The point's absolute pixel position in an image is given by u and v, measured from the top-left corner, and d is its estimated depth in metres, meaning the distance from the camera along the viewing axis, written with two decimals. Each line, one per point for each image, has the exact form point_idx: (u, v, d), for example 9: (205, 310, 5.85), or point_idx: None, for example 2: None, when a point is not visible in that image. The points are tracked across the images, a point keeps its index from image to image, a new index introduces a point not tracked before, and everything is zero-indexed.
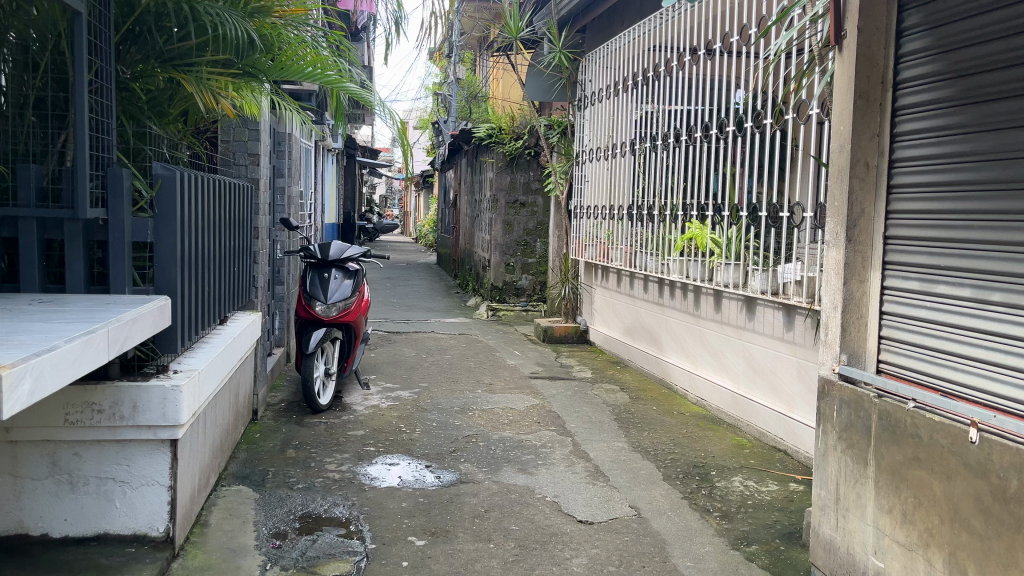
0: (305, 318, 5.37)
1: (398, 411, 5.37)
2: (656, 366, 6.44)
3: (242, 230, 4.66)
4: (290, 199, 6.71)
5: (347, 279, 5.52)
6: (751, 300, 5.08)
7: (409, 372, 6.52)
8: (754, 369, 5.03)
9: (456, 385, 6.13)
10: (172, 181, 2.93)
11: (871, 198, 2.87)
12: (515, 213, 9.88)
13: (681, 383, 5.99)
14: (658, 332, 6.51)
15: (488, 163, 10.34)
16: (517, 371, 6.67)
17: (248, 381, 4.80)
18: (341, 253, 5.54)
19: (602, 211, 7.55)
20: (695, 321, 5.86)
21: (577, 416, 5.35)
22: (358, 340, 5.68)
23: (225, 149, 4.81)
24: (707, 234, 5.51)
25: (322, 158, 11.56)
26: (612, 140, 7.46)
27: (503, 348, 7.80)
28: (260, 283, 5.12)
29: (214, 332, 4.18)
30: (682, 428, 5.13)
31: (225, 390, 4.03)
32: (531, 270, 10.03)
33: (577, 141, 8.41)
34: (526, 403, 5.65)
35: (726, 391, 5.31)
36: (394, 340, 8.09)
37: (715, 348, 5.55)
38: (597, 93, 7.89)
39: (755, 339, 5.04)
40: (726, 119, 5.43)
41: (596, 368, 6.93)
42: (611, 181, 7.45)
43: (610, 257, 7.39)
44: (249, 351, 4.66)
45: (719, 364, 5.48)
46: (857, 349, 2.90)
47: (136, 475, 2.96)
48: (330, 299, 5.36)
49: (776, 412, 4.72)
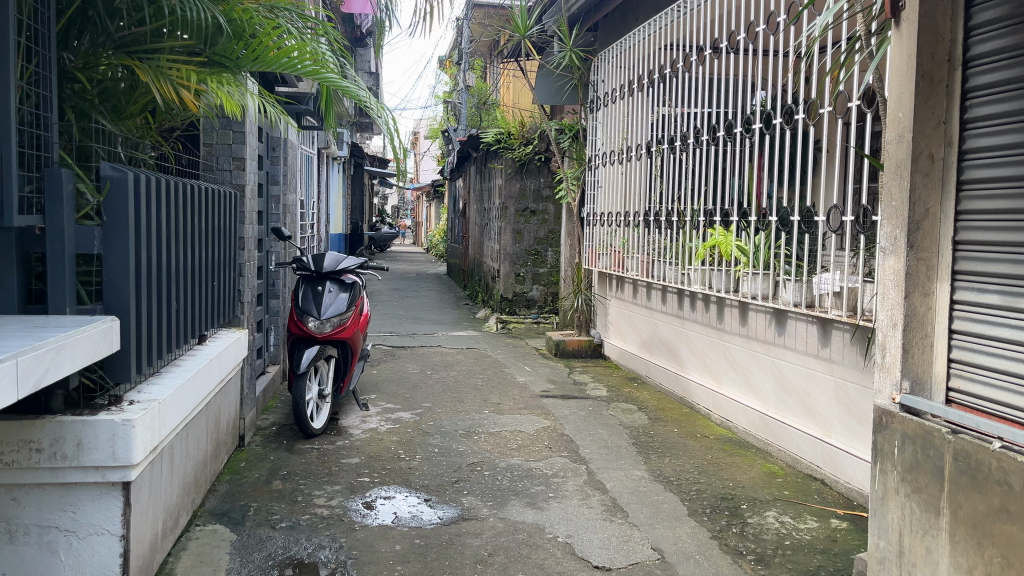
0: (297, 334, 4.98)
1: (398, 435, 4.96)
2: (676, 383, 6.00)
3: (223, 240, 4.28)
4: (286, 208, 6.33)
5: (343, 293, 5.12)
6: (781, 313, 4.65)
7: (412, 392, 6.12)
8: (785, 389, 4.59)
9: (461, 406, 5.72)
10: (125, 183, 2.54)
11: (937, 196, 2.49)
12: (525, 221, 9.50)
13: (703, 402, 5.55)
14: (678, 347, 6.07)
15: (497, 169, 9.95)
16: (527, 390, 6.24)
17: (233, 405, 4.42)
18: (336, 263, 5.14)
19: (617, 219, 7.14)
20: (718, 336, 5.43)
21: (592, 440, 4.93)
22: (355, 358, 5.28)
23: (207, 153, 4.45)
24: (732, 241, 5.05)
25: (325, 167, 11.22)
26: (626, 143, 7.04)
27: (512, 363, 7.38)
28: (247, 298, 4.73)
29: (189, 352, 3.81)
30: (707, 453, 4.69)
31: (200, 417, 3.65)
32: (542, 280, 9.62)
33: (590, 145, 8.00)
34: (536, 425, 5.22)
35: (754, 412, 4.87)
36: (398, 355, 7.70)
37: (741, 365, 5.11)
38: (610, 94, 7.49)
39: (786, 355, 4.61)
40: (752, 116, 5.00)
41: (611, 385, 6.50)
42: (626, 187, 7.02)
43: (626, 267, 6.96)
44: (232, 372, 4.28)
45: (745, 382, 5.05)
46: (921, 374, 2.52)
47: (83, 523, 2.56)
48: (324, 314, 4.96)
49: (811, 437, 4.28)
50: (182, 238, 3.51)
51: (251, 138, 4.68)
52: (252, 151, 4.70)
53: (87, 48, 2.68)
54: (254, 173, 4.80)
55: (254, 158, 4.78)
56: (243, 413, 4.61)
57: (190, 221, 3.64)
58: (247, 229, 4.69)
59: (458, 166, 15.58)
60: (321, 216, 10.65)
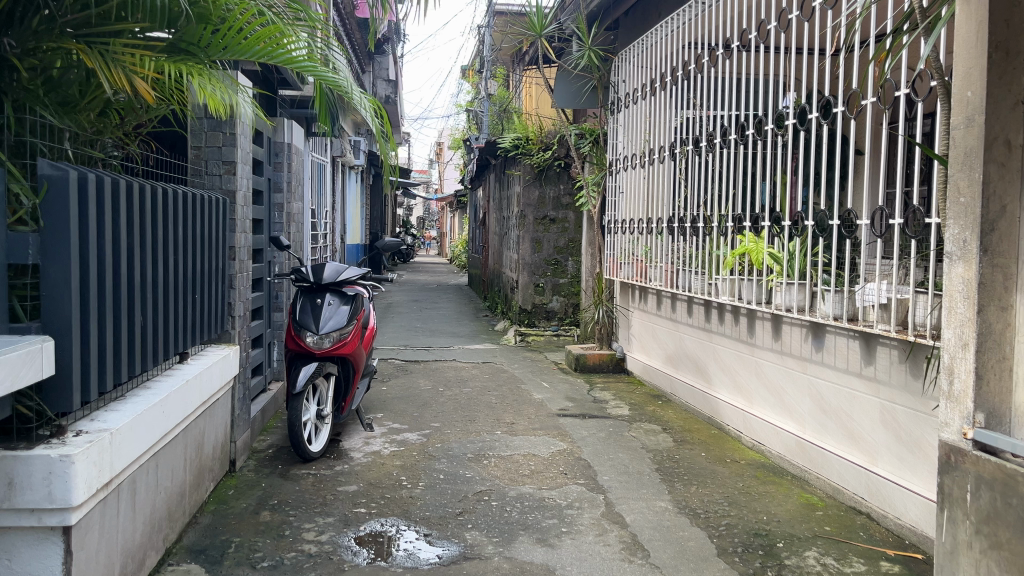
0: (295, 350, 4.65)
1: (402, 459, 4.61)
2: (703, 402, 5.59)
3: (210, 249, 3.97)
4: (289, 217, 6.04)
5: (343, 305, 4.80)
6: (818, 327, 4.24)
7: (420, 410, 5.77)
8: (824, 411, 4.18)
9: (472, 426, 5.35)
10: (66, 183, 2.24)
11: (1014, 191, 2.32)
12: (544, 230, 9.14)
13: (732, 423, 5.14)
14: (705, 363, 5.67)
15: (515, 176, 9.61)
16: (544, 408, 5.86)
17: (222, 428, 4.09)
18: (337, 273, 4.83)
19: (639, 226, 6.76)
20: (749, 351, 5.03)
21: (611, 465, 4.53)
22: (358, 376, 4.94)
23: (196, 156, 4.15)
24: (763, 247, 4.62)
25: (341, 176, 10.96)
26: (648, 145, 6.66)
27: (530, 378, 7.00)
28: (240, 312, 4.41)
29: (165, 371, 3.48)
30: (738, 481, 4.28)
31: (177, 444, 3.32)
32: (563, 291, 9.23)
33: (611, 149, 7.63)
34: (551, 449, 4.84)
35: (789, 436, 4.46)
36: (410, 371, 7.35)
37: (774, 383, 4.71)
38: (631, 95, 7.11)
39: (824, 373, 4.20)
40: (785, 113, 4.61)
41: (633, 403, 6.10)
42: (649, 192, 6.63)
43: (648, 277, 6.56)
44: (218, 393, 3.95)
45: (779, 402, 4.65)
46: (999, 404, 2.34)
47: (19, 573, 2.24)
48: (323, 329, 4.63)
49: (854, 465, 3.87)
50: (154, 245, 3.21)
51: (245, 140, 4.38)
52: (246, 154, 4.39)
53: (40, 22, 2.36)
54: (248, 178, 4.49)
55: (248, 162, 4.47)
56: (235, 436, 4.28)
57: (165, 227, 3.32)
58: (240, 237, 4.36)
59: (478, 175, 15.26)
60: (335, 226, 10.38)
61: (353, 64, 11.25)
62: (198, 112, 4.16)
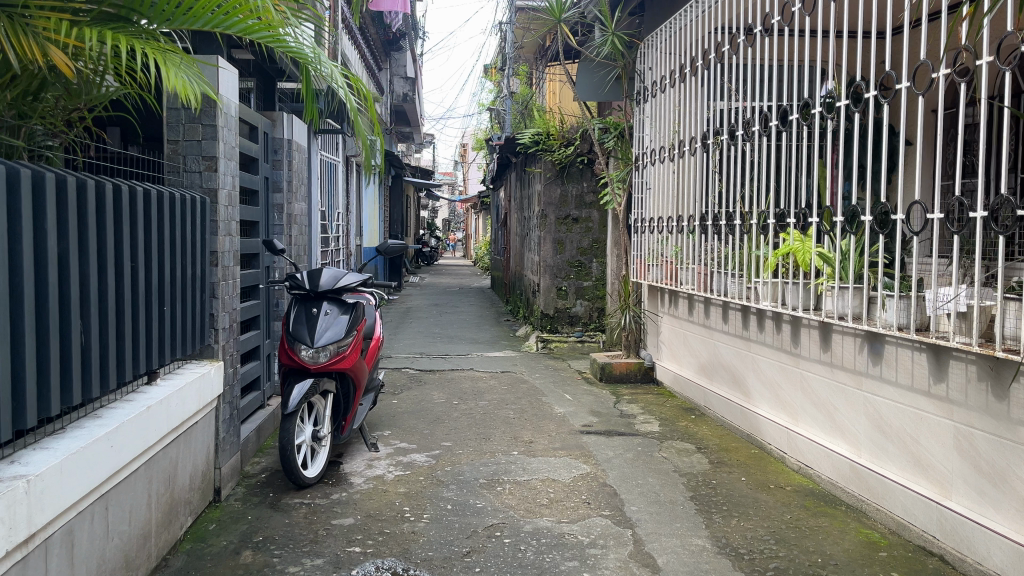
0: (289, 365, 4.21)
1: (407, 486, 4.14)
2: (742, 418, 5.07)
3: (187, 254, 3.54)
4: (289, 218, 5.62)
5: (342, 314, 4.35)
6: (875, 337, 3.71)
7: (431, 427, 5.30)
8: (883, 432, 3.66)
9: (486, 446, 4.88)
10: None
11: None
12: (566, 230, 8.65)
13: (775, 442, 4.62)
14: (744, 375, 5.15)
15: (536, 174, 9.11)
16: (566, 424, 5.37)
17: (203, 456, 3.65)
18: (334, 281, 4.38)
19: (668, 224, 6.24)
20: (793, 363, 4.51)
21: (640, 493, 4.03)
22: (359, 392, 4.50)
23: (172, 151, 3.74)
24: (811, 247, 4.06)
25: (355, 178, 10.54)
26: (678, 136, 6.13)
27: (552, 390, 6.52)
28: (227, 324, 3.97)
29: (128, 395, 3.05)
30: (786, 512, 3.76)
31: (139, 479, 2.89)
32: (587, 294, 8.74)
33: (637, 142, 7.12)
34: (573, 472, 4.35)
35: (841, 460, 3.93)
36: (425, 382, 6.89)
37: (822, 399, 4.19)
38: (658, 82, 6.58)
39: (882, 390, 3.67)
40: (835, 95, 4.08)
41: (664, 417, 5.59)
42: (678, 187, 6.11)
43: (679, 280, 6.04)
44: (196, 416, 3.51)
45: (829, 420, 4.13)
46: None
47: None
48: (319, 341, 4.18)
49: (922, 496, 3.35)
50: (101, 250, 2.75)
51: (229, 133, 3.95)
52: (231, 148, 3.97)
53: None
54: (235, 175, 4.07)
55: (234, 158, 4.05)
56: (220, 462, 3.85)
57: (119, 230, 2.87)
58: (225, 242, 3.92)
59: (498, 175, 14.80)
60: (349, 227, 9.99)
61: (367, 60, 10.85)
62: (174, 103, 3.74)
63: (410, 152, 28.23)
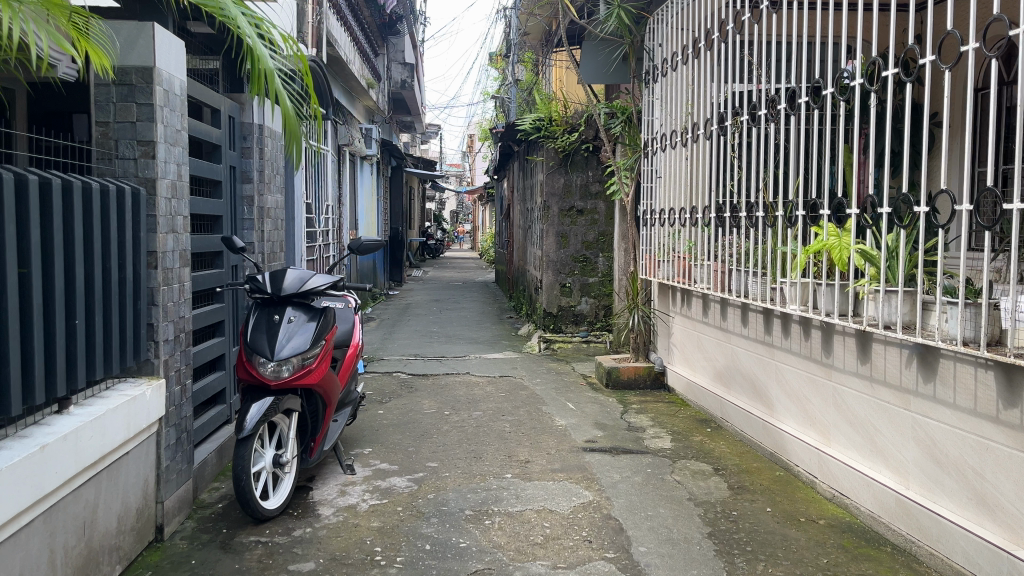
0: (247, 381, 3.66)
1: (381, 520, 3.61)
2: (763, 434, 4.52)
3: (111, 255, 2.98)
4: (262, 211, 5.10)
5: (307, 322, 3.81)
6: (928, 349, 3.15)
7: (417, 444, 4.77)
8: (938, 463, 3.11)
9: (477, 467, 4.34)
10: None
11: None
12: (570, 222, 8.08)
13: (803, 464, 4.07)
14: (766, 385, 4.59)
15: (538, 163, 8.54)
16: (568, 439, 4.83)
17: (137, 491, 3.11)
18: (300, 283, 3.84)
19: (680, 216, 5.67)
20: (824, 374, 3.95)
21: (650, 529, 3.48)
22: (330, 409, 3.98)
23: (102, 135, 3.21)
24: (849, 243, 3.42)
25: (348, 168, 10.00)
26: (691, 118, 5.55)
27: (553, 397, 5.97)
28: (172, 335, 3.42)
29: (24, 430, 2.51)
30: (822, 554, 3.20)
31: (30, 533, 2.37)
32: (592, 291, 8.18)
33: (646, 126, 6.55)
34: (574, 501, 3.81)
35: (886, 492, 3.38)
36: (416, 388, 6.36)
37: (861, 418, 3.64)
38: (670, 60, 5.97)
39: (936, 413, 3.11)
40: (878, 64, 3.48)
41: (676, 431, 5.03)
42: (691, 175, 5.53)
43: (693, 278, 5.46)
44: (124, 446, 2.97)
45: (869, 443, 3.57)
46: None
47: None
48: (280, 354, 3.64)
49: (988, 543, 2.79)
50: None
51: (171, 114, 3.40)
52: (174, 131, 3.43)
53: None
54: (182, 163, 3.52)
55: (180, 142, 3.50)
56: (163, 495, 3.32)
57: None
58: (168, 240, 3.36)
59: (502, 165, 14.23)
60: (342, 220, 9.46)
61: (361, 44, 10.28)
62: (102, 78, 3.21)
63: (416, 144, 27.65)
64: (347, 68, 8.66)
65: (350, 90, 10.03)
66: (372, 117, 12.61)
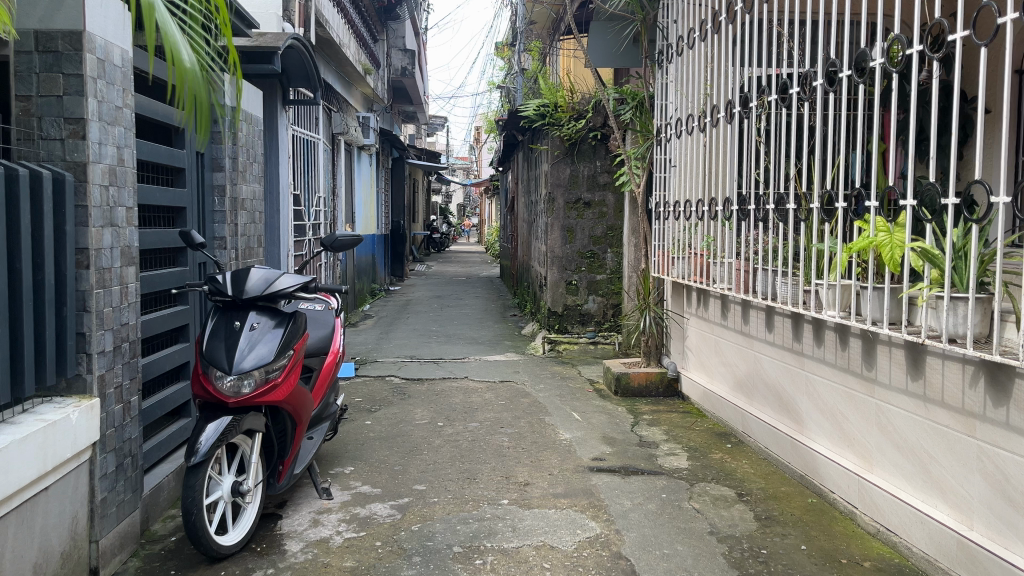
0: (202, 397, 3.18)
1: (355, 559, 3.12)
2: (792, 453, 4.02)
3: (19, 256, 2.49)
4: (236, 203, 4.61)
5: (272, 329, 3.33)
6: (999, 367, 2.65)
7: (405, 462, 4.28)
8: (1010, 502, 2.61)
9: (469, 490, 3.85)
10: None
11: None
12: (577, 216, 7.57)
13: (840, 491, 3.57)
14: (794, 398, 4.10)
15: (542, 152, 8.03)
16: (573, 457, 4.33)
17: (62, 531, 2.64)
18: (266, 283, 3.35)
19: (697, 209, 5.16)
20: (864, 389, 3.46)
21: (666, 573, 2.99)
22: (301, 428, 3.51)
23: (23, 112, 2.73)
24: (902, 241, 2.86)
25: (343, 157, 9.51)
26: (709, 100, 5.02)
27: (557, 406, 5.48)
28: (112, 345, 2.92)
29: None
30: None
31: None
32: (600, 289, 7.67)
33: (660, 110, 6.02)
34: (578, 534, 3.32)
35: (944, 532, 2.88)
36: (410, 395, 5.87)
37: (912, 443, 3.14)
38: (685, 37, 5.43)
39: (1009, 443, 2.62)
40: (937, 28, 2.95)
41: (693, 447, 4.53)
42: (709, 163, 5.01)
43: (711, 277, 4.94)
44: (40, 481, 2.50)
45: (922, 473, 3.08)
46: None
47: None
48: (240, 366, 3.15)
49: None
50: None
51: (109, 88, 2.92)
52: (114, 109, 2.95)
53: None
54: (125, 146, 3.04)
55: (122, 121, 3.02)
56: (97, 533, 2.84)
57: None
58: (105, 235, 2.87)
59: (508, 156, 13.69)
60: (335, 213, 8.97)
61: (357, 27, 9.78)
62: (22, 45, 2.73)
63: (421, 135, 27.16)
64: (340, 51, 8.16)
65: (345, 75, 9.53)
66: (371, 105, 12.12)
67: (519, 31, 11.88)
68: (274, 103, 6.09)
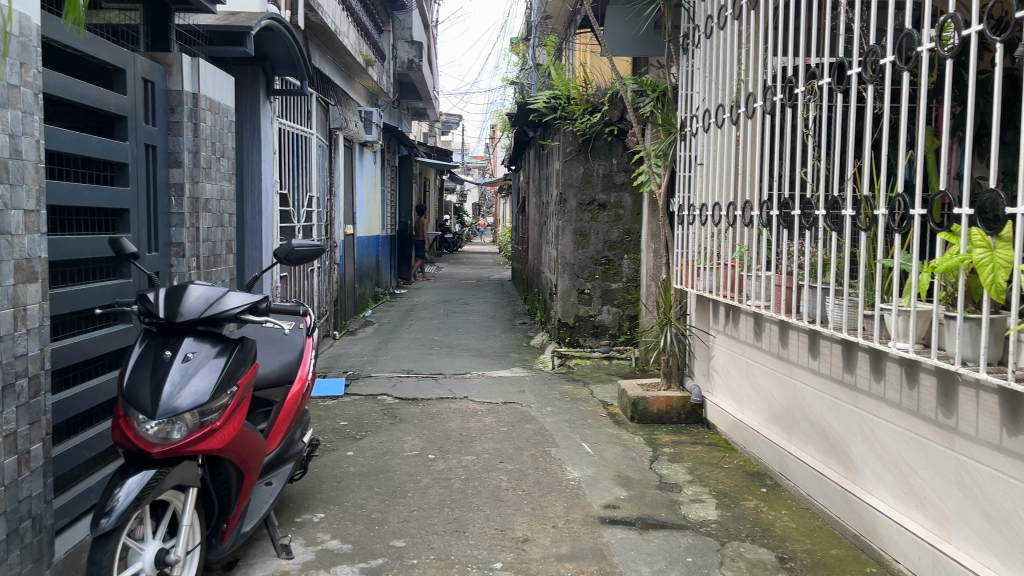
0: (124, 446, 2.57)
1: None
2: (843, 507, 3.37)
3: None
4: (197, 203, 4.02)
5: (211, 360, 2.71)
6: None
7: (385, 508, 3.65)
8: None
9: (457, 549, 3.23)
10: None
11: None
12: (590, 218, 6.94)
13: (906, 562, 2.92)
14: (845, 441, 3.44)
15: (554, 149, 7.40)
16: (582, 504, 3.70)
17: None
18: (208, 304, 2.74)
19: (726, 214, 4.51)
20: (940, 439, 2.79)
21: None
22: (249, 478, 2.91)
23: None
24: (1009, 263, 2.23)
25: (342, 155, 8.94)
26: (741, 88, 4.37)
27: (566, 435, 4.85)
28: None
29: None
30: None
31: None
32: (616, 298, 7.01)
33: (684, 101, 5.38)
34: None
35: None
36: (401, 417, 5.26)
37: (1006, 512, 2.48)
38: (714, 16, 4.78)
39: None
40: None
41: (723, 491, 3.89)
42: (741, 161, 4.36)
43: (743, 292, 4.29)
44: None
45: (1019, 551, 2.43)
46: None
47: None
48: (169, 410, 2.53)
49: None
50: None
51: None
52: (7, 87, 2.35)
53: None
54: (23, 134, 2.44)
55: (19, 104, 2.42)
56: None
57: None
58: None
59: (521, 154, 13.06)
60: (332, 214, 8.39)
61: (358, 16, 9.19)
62: None
63: (434, 132, 26.55)
64: (336, 39, 7.58)
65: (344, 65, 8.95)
66: (376, 100, 11.55)
67: (533, 24, 11.25)
68: (256, 93, 5.50)
